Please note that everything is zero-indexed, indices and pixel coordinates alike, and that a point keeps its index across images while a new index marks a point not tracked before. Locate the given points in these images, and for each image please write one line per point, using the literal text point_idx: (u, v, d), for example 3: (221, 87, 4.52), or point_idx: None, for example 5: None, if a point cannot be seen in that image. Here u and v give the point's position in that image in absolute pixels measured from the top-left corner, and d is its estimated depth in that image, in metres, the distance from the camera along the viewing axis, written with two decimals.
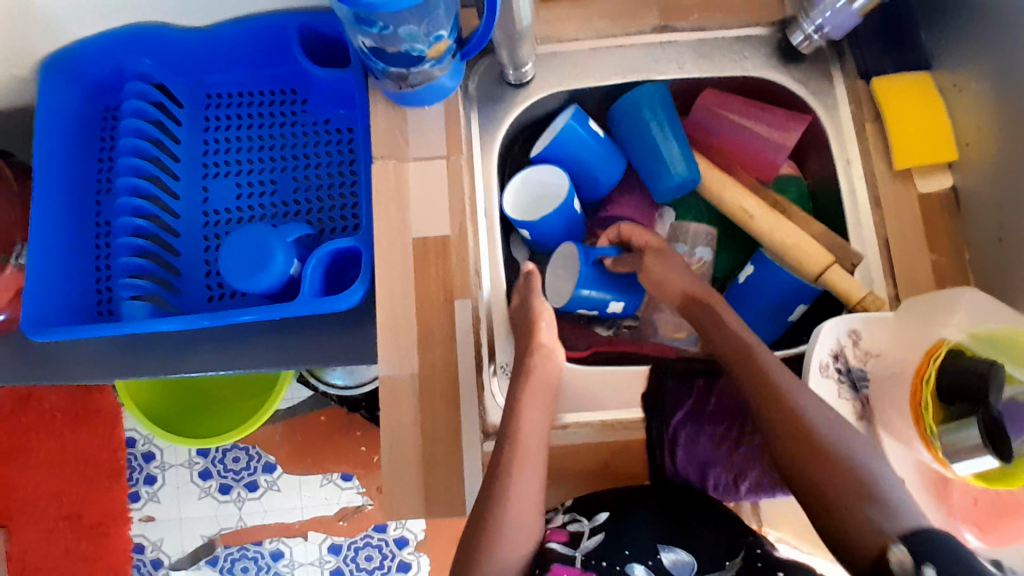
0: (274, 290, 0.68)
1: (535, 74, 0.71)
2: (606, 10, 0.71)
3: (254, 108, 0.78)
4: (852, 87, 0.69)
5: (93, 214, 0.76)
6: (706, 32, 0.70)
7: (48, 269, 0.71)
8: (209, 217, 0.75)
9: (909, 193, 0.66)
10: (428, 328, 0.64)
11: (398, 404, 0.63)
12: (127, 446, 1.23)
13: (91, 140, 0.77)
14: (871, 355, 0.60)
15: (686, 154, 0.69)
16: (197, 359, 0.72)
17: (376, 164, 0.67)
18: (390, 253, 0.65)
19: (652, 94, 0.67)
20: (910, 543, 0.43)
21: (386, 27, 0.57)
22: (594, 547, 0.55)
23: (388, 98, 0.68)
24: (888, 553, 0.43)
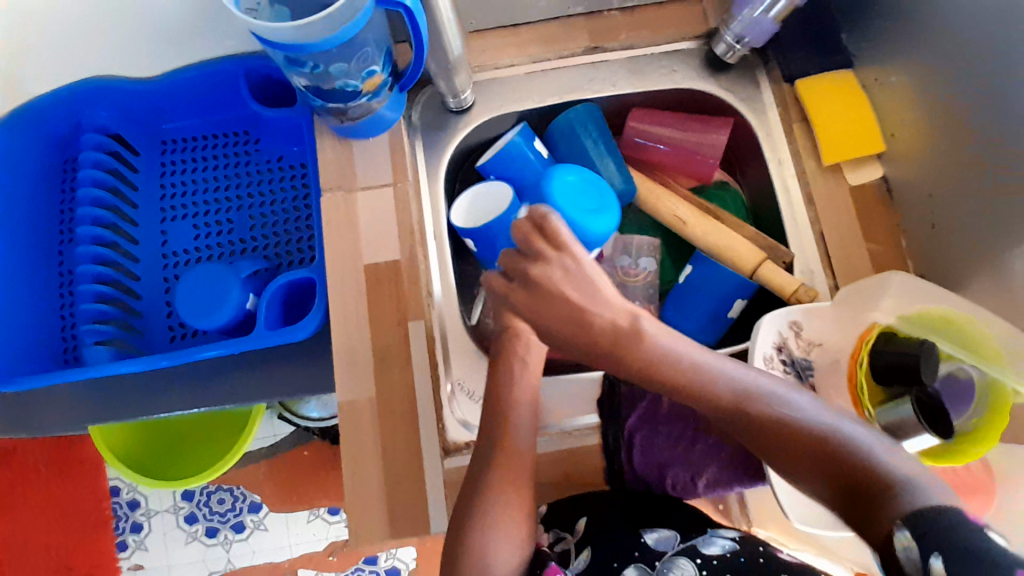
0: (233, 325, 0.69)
1: (475, 100, 0.73)
2: (538, 35, 0.73)
3: (209, 151, 0.80)
4: (778, 90, 0.72)
5: (56, 263, 0.77)
6: (635, 50, 0.73)
7: (12, 322, 0.73)
8: (170, 259, 0.77)
9: (841, 187, 0.68)
10: (384, 351, 0.66)
11: (359, 427, 0.64)
12: (111, 496, 1.23)
13: (51, 192, 0.79)
14: (814, 344, 0.61)
15: (621, 168, 0.73)
16: (163, 401, 0.73)
17: (326, 196, 0.69)
18: (344, 280, 0.67)
19: (583, 113, 0.72)
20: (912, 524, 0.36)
21: (318, 66, 0.59)
22: (585, 563, 0.55)
23: (334, 133, 0.71)
24: (894, 540, 0.37)
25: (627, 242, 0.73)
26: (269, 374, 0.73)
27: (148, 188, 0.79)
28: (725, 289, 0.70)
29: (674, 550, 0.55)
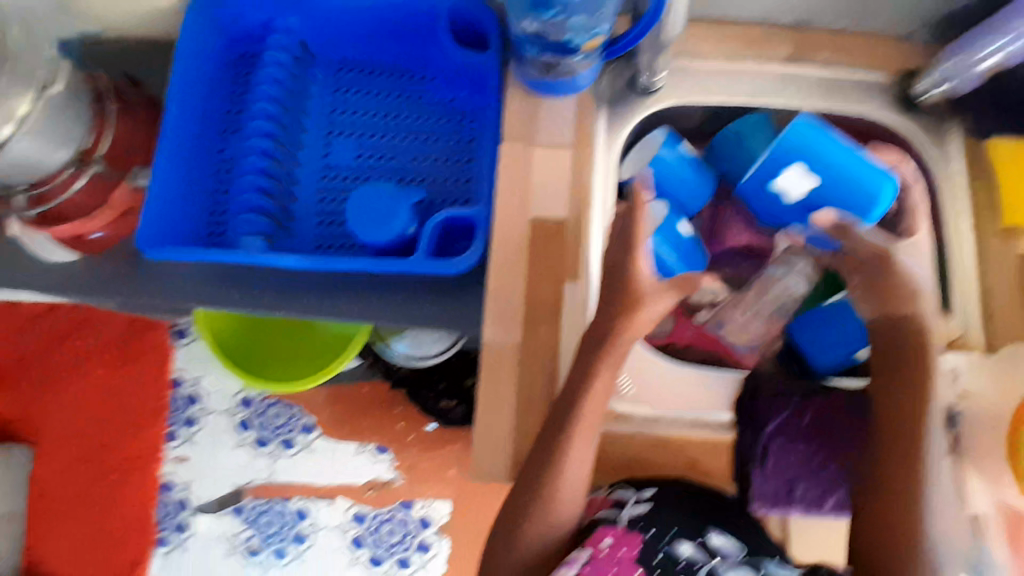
0: (393, 245, 0.72)
1: (665, 84, 0.72)
2: (741, 34, 0.73)
3: (384, 76, 0.81)
4: (968, 142, 0.71)
5: (216, 150, 0.78)
6: (833, 69, 0.72)
7: (170, 194, 0.74)
8: (329, 171, 0.78)
9: (1013, 248, 0.67)
10: (535, 305, 0.66)
11: (498, 371, 0.65)
12: (171, 387, 1.25)
13: (225, 83, 0.80)
14: (966, 395, 0.62)
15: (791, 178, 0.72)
16: (299, 303, 0.75)
17: (507, 145, 0.69)
18: (509, 228, 0.68)
19: (757, 122, 0.72)
20: None
21: (559, 13, 0.62)
22: (642, 513, 0.58)
23: (526, 87, 0.70)
24: None
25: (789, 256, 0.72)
26: (405, 302, 0.74)
27: (319, 98, 0.80)
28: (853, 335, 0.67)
29: (736, 557, 0.56)
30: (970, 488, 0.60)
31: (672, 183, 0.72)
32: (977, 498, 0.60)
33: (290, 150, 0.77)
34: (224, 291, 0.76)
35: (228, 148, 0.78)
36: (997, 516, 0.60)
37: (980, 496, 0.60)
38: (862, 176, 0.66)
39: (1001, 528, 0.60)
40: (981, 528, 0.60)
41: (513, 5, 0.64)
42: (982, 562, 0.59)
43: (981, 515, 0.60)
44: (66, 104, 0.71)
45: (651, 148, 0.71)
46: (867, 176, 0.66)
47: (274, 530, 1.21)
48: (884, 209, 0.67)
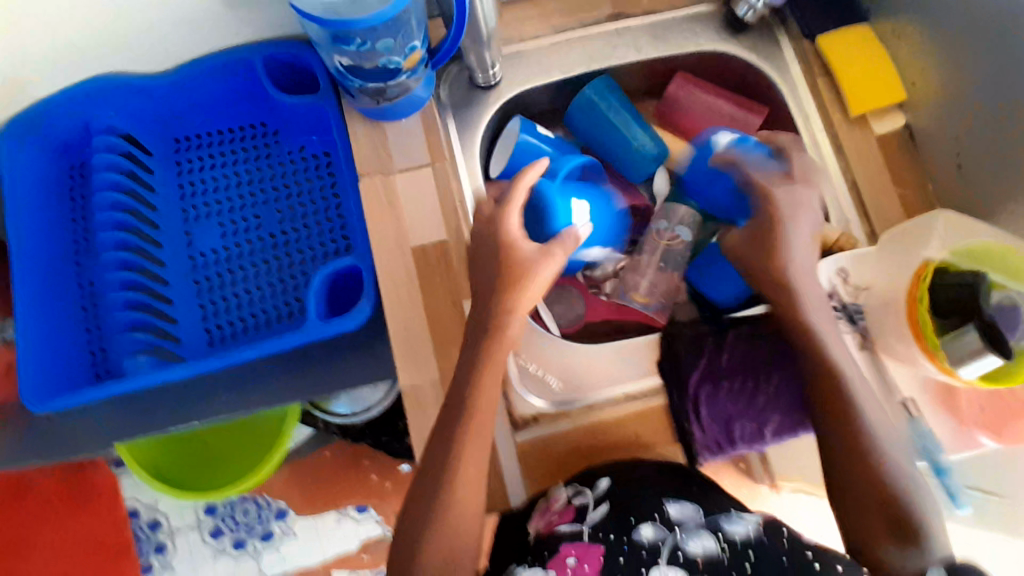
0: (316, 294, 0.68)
1: (502, 76, 0.71)
2: (560, 6, 0.73)
3: (227, 146, 0.78)
4: (799, 47, 0.73)
5: (75, 276, 0.74)
6: (656, 15, 0.73)
7: (38, 338, 0.69)
8: (196, 260, 0.74)
9: (869, 135, 0.70)
10: (443, 332, 0.65)
11: (426, 408, 0.63)
12: (130, 518, 1.20)
13: (61, 201, 0.75)
14: (862, 289, 0.64)
15: (649, 132, 0.73)
16: (214, 401, 0.72)
17: (365, 183, 0.68)
18: (394, 265, 0.66)
19: (602, 88, 0.71)
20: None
21: (363, 44, 0.59)
22: (601, 518, 0.57)
23: (365, 117, 0.69)
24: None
25: (670, 208, 0.73)
26: (318, 371, 0.72)
27: (165, 189, 0.76)
28: None
29: (696, 521, 0.56)
30: (894, 375, 0.62)
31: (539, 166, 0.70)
32: (903, 382, 0.62)
33: (150, 252, 0.74)
34: (130, 417, 0.73)
35: (87, 269, 0.74)
36: (926, 393, 0.61)
37: (904, 380, 0.62)
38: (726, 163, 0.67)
39: (934, 405, 0.61)
40: (914, 411, 0.61)
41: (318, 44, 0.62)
42: (925, 441, 0.60)
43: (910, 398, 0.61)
44: None
45: (511, 140, 0.70)
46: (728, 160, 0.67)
47: None
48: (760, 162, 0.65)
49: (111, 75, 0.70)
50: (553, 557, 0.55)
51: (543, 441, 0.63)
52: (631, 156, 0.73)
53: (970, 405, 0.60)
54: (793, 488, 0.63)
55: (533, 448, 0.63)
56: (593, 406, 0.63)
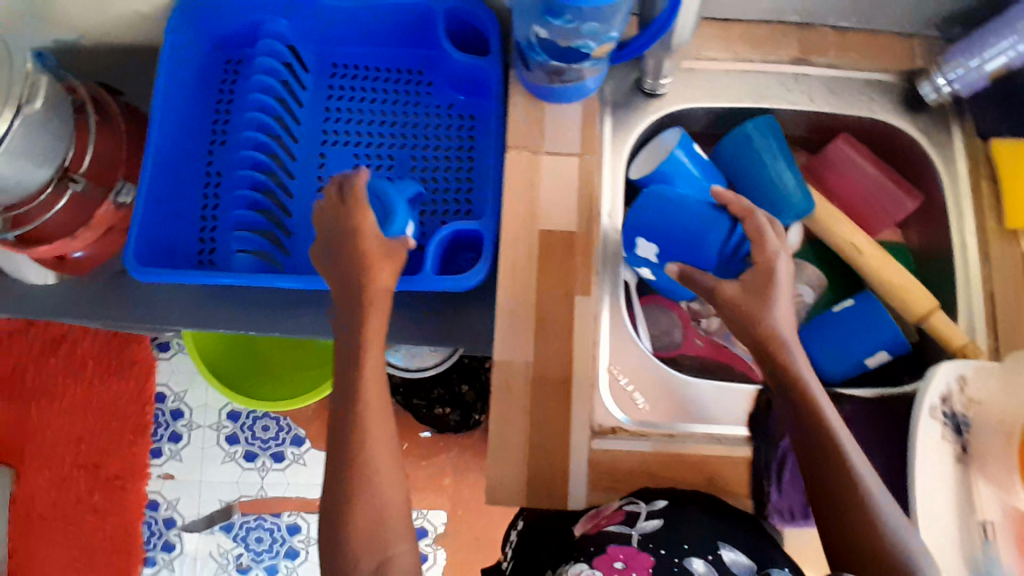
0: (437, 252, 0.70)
1: (669, 88, 0.70)
2: (746, 34, 0.71)
3: (378, 82, 0.78)
4: (970, 146, 0.70)
5: (204, 163, 0.75)
6: (837, 70, 0.71)
7: (158, 211, 0.70)
8: (323, 183, 0.75)
9: (1017, 249, 0.67)
10: (546, 320, 0.65)
11: (510, 388, 0.63)
12: (156, 402, 1.22)
13: (210, 90, 0.76)
14: (974, 402, 0.62)
15: (800, 182, 0.70)
16: (304, 315, 0.74)
17: (511, 153, 0.67)
18: (516, 243, 0.66)
19: (763, 124, 0.70)
20: None
21: (570, 21, 0.55)
22: (651, 530, 0.56)
23: (527, 91, 0.68)
24: None
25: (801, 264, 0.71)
26: (406, 322, 0.72)
27: (311, 106, 0.77)
28: (874, 337, 0.67)
29: None
30: (980, 495, 0.61)
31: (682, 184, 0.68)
32: (987, 504, 0.61)
33: (284, 161, 0.74)
34: (219, 309, 0.75)
35: (217, 159, 0.75)
36: (1010, 524, 0.60)
37: (990, 502, 0.60)
38: (691, 229, 0.62)
39: (1012, 536, 0.59)
40: (991, 534, 0.60)
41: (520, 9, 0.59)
42: (991, 567, 0.59)
43: (991, 521, 0.60)
44: (46, 120, 0.67)
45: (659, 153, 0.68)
46: (687, 224, 0.62)
47: (265, 547, 1.19)
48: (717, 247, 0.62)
49: None
50: (599, 553, 0.56)
51: (617, 455, 0.62)
52: (775, 202, 0.70)
53: None
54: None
55: (605, 459, 0.62)
56: (674, 436, 0.63)
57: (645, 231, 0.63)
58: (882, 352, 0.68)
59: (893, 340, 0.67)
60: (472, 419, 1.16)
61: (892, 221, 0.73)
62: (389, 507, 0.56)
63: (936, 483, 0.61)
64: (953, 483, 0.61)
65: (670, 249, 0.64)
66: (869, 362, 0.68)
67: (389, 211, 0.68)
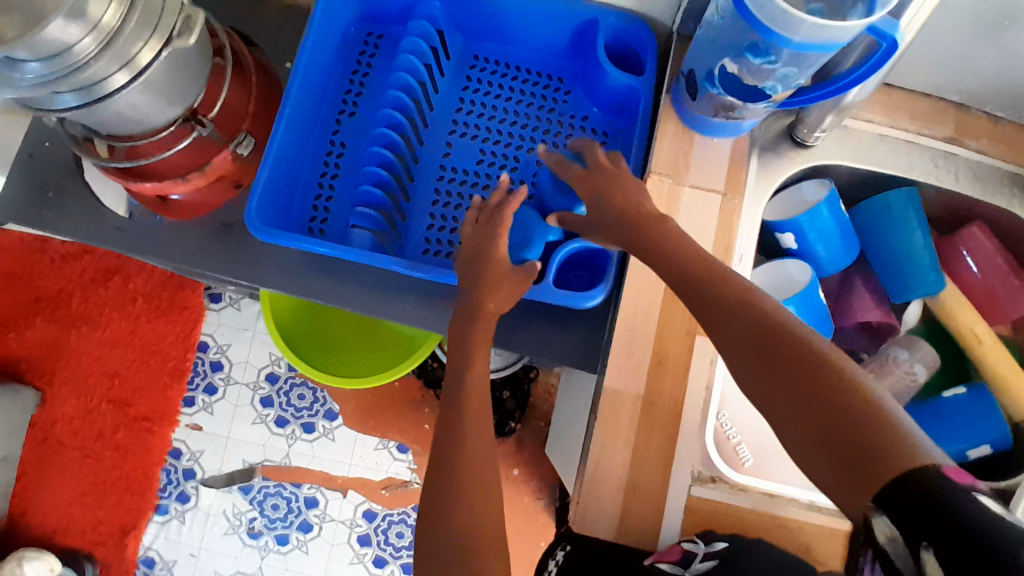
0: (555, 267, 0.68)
1: (820, 143, 0.69)
2: (906, 104, 0.70)
3: (516, 83, 0.76)
4: None
5: (330, 131, 0.73)
6: (987, 157, 0.70)
7: (281, 172, 0.68)
8: (446, 173, 0.73)
9: None
10: (664, 355, 0.63)
11: (617, 415, 0.62)
12: (197, 350, 1.20)
13: (348, 60, 0.75)
14: None
15: (932, 260, 0.70)
16: (405, 302, 0.72)
17: (653, 178, 0.66)
18: (645, 269, 0.64)
19: (905, 196, 0.69)
20: (889, 509, 0.37)
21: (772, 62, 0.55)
22: (706, 569, 0.55)
23: (680, 120, 0.67)
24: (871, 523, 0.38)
25: (913, 341, 0.71)
26: (507, 326, 0.71)
27: (447, 94, 0.75)
28: (979, 428, 0.67)
29: None
30: None
31: (818, 237, 0.68)
32: None
33: (411, 145, 0.73)
34: (318, 282, 0.73)
35: (343, 130, 0.73)
36: None
37: None
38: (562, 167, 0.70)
39: None
40: None
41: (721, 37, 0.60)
42: None
43: None
44: (189, 58, 0.64)
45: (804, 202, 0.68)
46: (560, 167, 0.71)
47: (279, 515, 1.16)
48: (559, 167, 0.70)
49: None
50: None
51: (715, 505, 0.61)
52: (904, 276, 0.71)
53: None
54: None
55: (702, 507, 0.61)
56: (773, 496, 0.61)
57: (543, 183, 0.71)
58: (985, 446, 0.66)
59: (998, 436, 0.66)
60: (507, 427, 1.14)
61: (1010, 317, 0.72)
62: (490, 534, 0.51)
63: None
64: None
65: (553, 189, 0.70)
66: (971, 451, 0.67)
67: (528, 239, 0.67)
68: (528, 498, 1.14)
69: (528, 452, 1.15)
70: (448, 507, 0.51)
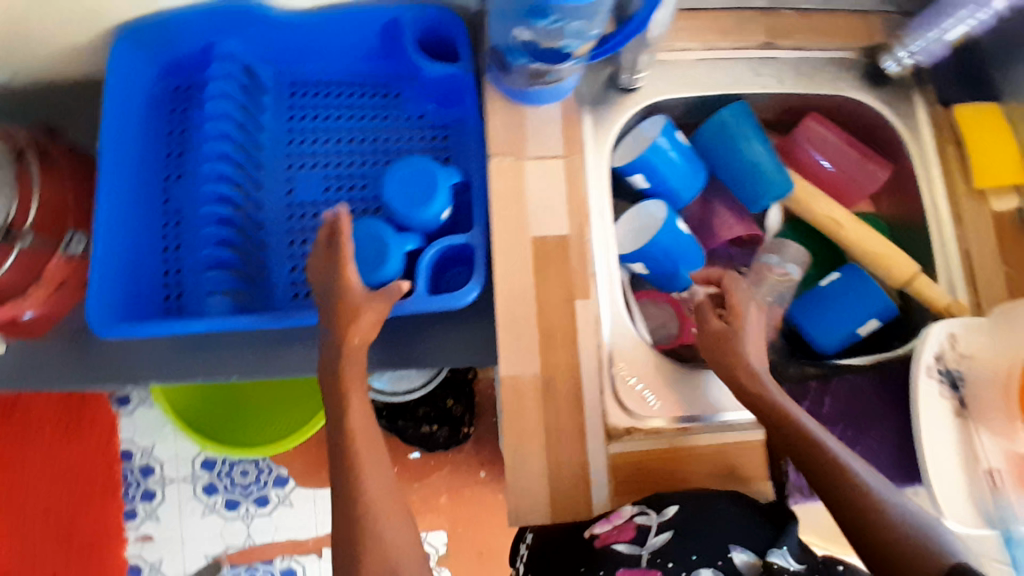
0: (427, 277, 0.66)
1: (645, 82, 0.70)
2: (717, 22, 0.71)
3: (344, 99, 0.74)
4: (933, 111, 0.73)
5: (161, 201, 0.71)
6: (804, 52, 0.72)
7: (113, 262, 0.66)
8: (295, 210, 0.71)
9: (985, 212, 0.71)
10: (549, 328, 0.64)
11: (523, 400, 0.62)
12: (122, 461, 1.13)
13: (160, 122, 0.72)
14: (965, 357, 0.65)
15: (773, 158, 0.72)
16: (292, 354, 0.70)
17: (494, 162, 0.66)
18: (513, 250, 0.65)
19: (737, 111, 0.71)
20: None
21: (558, 20, 0.53)
22: (662, 543, 0.56)
23: (505, 96, 0.66)
24: None
25: (782, 244, 0.75)
26: (401, 344, 0.70)
27: (274, 129, 0.72)
28: (866, 306, 0.71)
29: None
30: (983, 445, 0.63)
31: (665, 173, 0.71)
32: (990, 452, 0.62)
33: (249, 192, 0.70)
34: (196, 358, 0.71)
35: (174, 196, 0.71)
36: (1008, 468, 0.62)
37: (991, 449, 0.62)
38: (411, 171, 0.65)
39: (1016, 480, 0.61)
40: (998, 484, 0.62)
41: (502, 10, 0.57)
42: (1003, 512, 0.61)
43: (996, 468, 0.62)
44: None
45: (644, 141, 0.69)
46: (412, 169, 0.65)
47: None
48: (411, 172, 0.65)
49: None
50: None
51: (637, 455, 0.63)
52: (755, 182, 0.73)
53: None
54: (808, 541, 0.64)
55: (625, 463, 0.63)
56: (690, 428, 0.64)
57: (390, 188, 0.65)
58: (873, 320, 0.72)
59: (885, 309, 0.71)
60: (462, 433, 1.12)
61: (867, 193, 0.75)
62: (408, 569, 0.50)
63: (938, 435, 0.63)
64: (954, 432, 0.63)
65: (396, 196, 0.65)
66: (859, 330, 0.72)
67: (379, 258, 0.63)
68: (500, 494, 1.16)
69: (488, 451, 1.15)
70: (367, 553, 0.49)
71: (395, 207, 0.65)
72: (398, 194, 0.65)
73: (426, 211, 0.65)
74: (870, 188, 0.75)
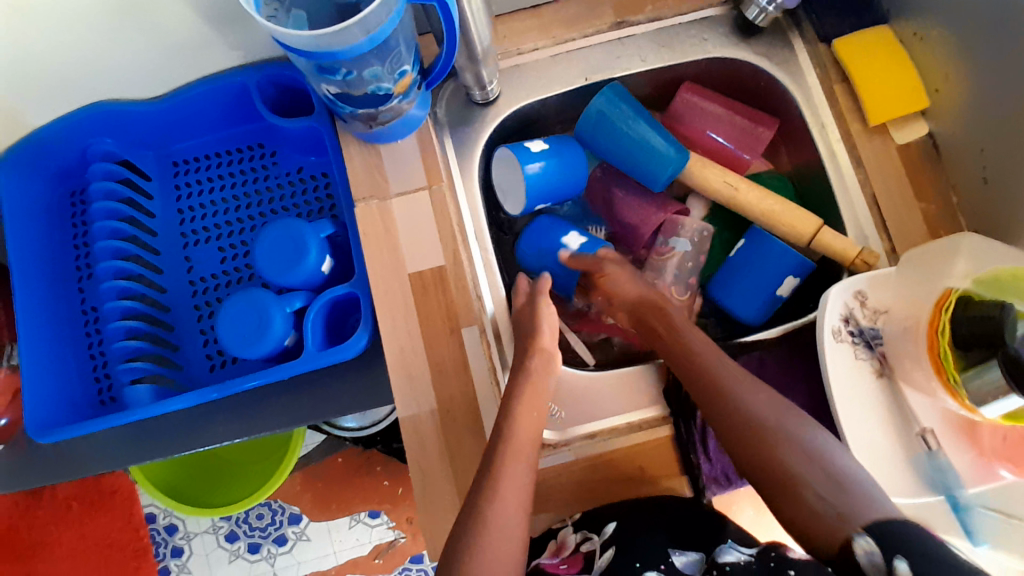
0: (320, 330, 0.68)
1: (501, 91, 0.69)
2: (562, 13, 0.69)
3: (225, 168, 0.77)
4: (815, 51, 0.68)
5: (78, 301, 0.75)
6: (661, 22, 0.69)
7: (38, 371, 0.70)
8: (197, 286, 0.74)
9: (888, 147, 0.65)
10: (439, 362, 0.63)
11: (423, 439, 0.62)
12: (148, 523, 1.22)
13: (64, 228, 0.76)
14: (879, 312, 0.60)
15: (663, 133, 0.69)
16: (220, 424, 0.73)
17: (359, 207, 0.66)
18: (390, 293, 0.64)
19: (611, 95, 0.68)
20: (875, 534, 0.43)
21: (350, 73, 0.54)
22: (607, 562, 0.62)
23: (360, 138, 0.67)
24: (853, 545, 0.43)
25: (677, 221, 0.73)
26: (318, 396, 0.72)
27: (166, 213, 0.76)
28: (778, 265, 0.67)
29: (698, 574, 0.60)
30: (911, 404, 0.58)
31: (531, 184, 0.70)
32: (921, 411, 0.57)
33: (152, 277, 0.74)
34: (134, 444, 0.74)
35: (89, 294, 0.75)
36: (944, 425, 0.57)
37: (923, 408, 0.57)
38: (285, 232, 0.66)
39: (953, 436, 0.56)
40: (932, 443, 0.56)
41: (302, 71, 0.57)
42: (943, 474, 0.55)
43: (930, 429, 0.57)
44: None
45: (501, 158, 0.69)
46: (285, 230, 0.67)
47: None
48: (287, 232, 0.66)
49: (103, 100, 0.69)
50: None
51: (548, 472, 0.62)
52: (645, 161, 0.69)
53: (992, 434, 0.55)
54: None
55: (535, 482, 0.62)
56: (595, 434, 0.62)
57: (264, 252, 0.67)
58: (790, 279, 0.67)
59: (800, 263, 0.66)
60: None
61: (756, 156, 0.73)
62: None
63: (861, 405, 0.58)
64: (878, 397, 0.58)
65: (271, 260, 0.67)
66: (780, 291, 0.67)
67: (261, 324, 0.65)
68: None
69: None
70: None
71: (270, 271, 0.67)
72: (273, 255, 0.66)
73: (306, 271, 0.66)
74: (759, 148, 0.73)
